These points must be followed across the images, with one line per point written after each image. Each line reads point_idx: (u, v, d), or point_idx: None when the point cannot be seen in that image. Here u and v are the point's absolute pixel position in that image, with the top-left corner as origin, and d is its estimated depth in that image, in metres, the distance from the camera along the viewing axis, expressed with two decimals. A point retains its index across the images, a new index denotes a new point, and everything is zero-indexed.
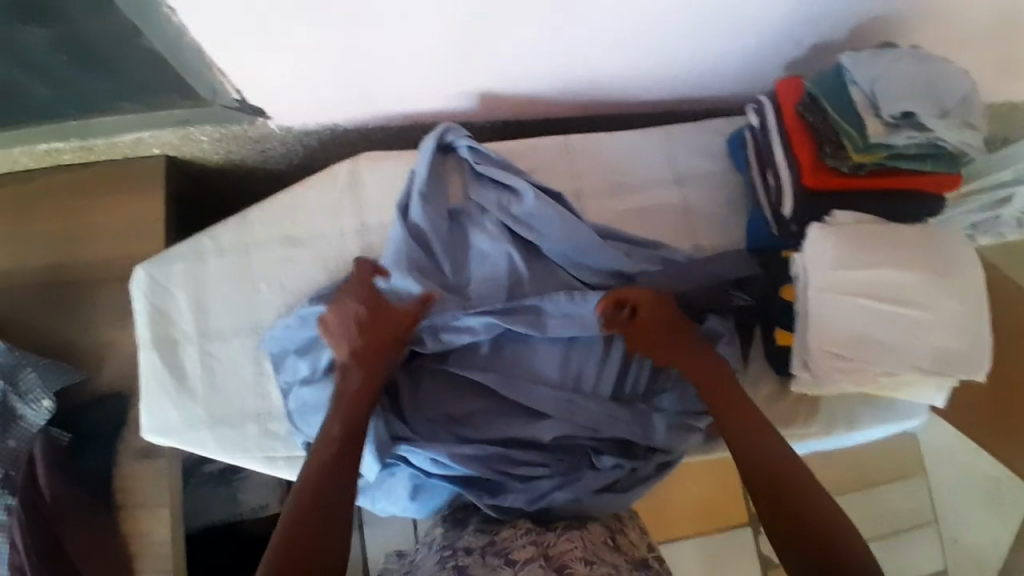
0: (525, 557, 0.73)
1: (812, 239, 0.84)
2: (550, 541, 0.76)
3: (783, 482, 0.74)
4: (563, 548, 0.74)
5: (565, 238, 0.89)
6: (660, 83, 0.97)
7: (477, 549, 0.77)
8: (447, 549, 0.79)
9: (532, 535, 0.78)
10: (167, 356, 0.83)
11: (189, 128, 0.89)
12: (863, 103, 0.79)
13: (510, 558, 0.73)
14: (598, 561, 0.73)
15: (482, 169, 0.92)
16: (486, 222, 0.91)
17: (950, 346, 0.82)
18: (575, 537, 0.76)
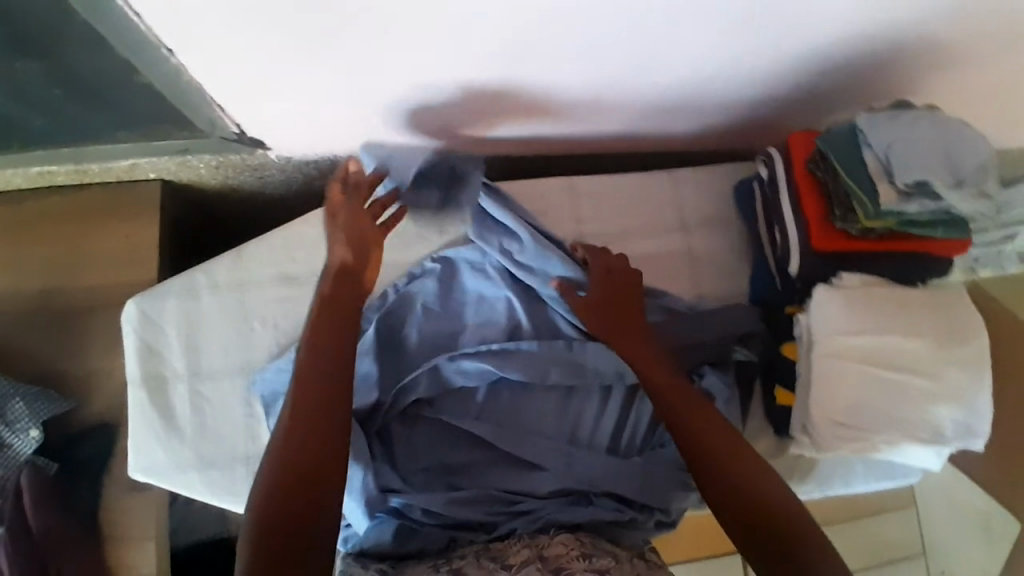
0: (521, 560, 0.73)
1: (819, 301, 0.80)
2: (543, 543, 0.76)
3: (747, 489, 0.70)
4: (558, 549, 0.74)
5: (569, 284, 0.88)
6: (663, 124, 0.96)
7: (472, 555, 0.77)
8: (444, 557, 0.78)
9: (526, 540, 0.78)
10: (159, 396, 0.84)
11: (187, 156, 0.92)
12: (875, 168, 0.76)
13: (506, 563, 0.73)
14: (597, 554, 0.73)
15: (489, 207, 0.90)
16: (487, 265, 0.90)
17: (947, 416, 0.80)
18: (569, 538, 0.76)
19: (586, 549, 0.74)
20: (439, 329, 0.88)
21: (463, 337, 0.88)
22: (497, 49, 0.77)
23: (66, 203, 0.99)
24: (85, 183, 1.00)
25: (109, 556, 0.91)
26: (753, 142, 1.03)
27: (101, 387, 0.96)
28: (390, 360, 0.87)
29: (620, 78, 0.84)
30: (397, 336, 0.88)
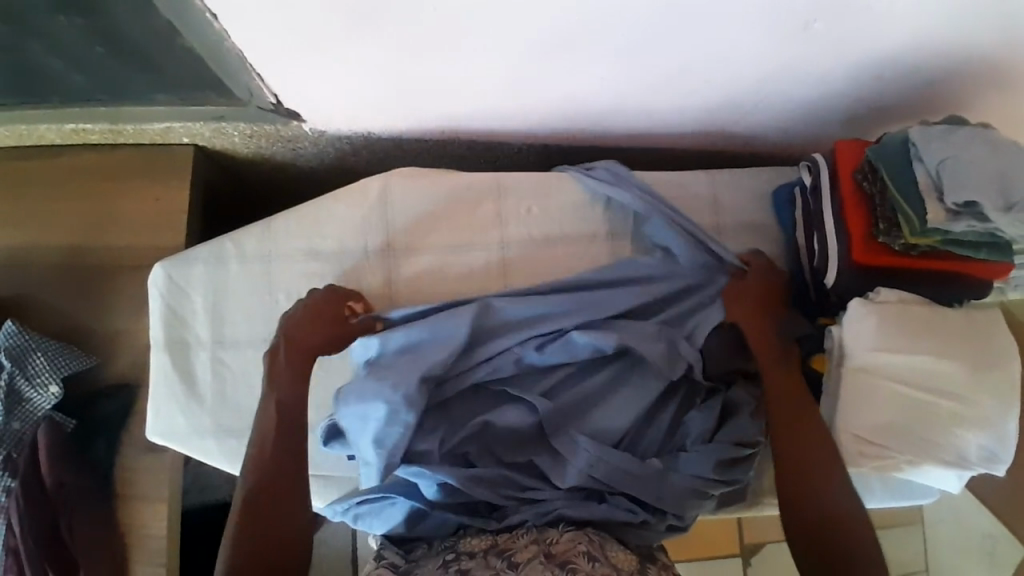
0: (527, 558, 0.72)
1: (853, 315, 0.79)
2: (551, 540, 0.76)
3: (810, 489, 0.75)
4: (565, 547, 0.74)
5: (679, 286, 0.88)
6: (704, 124, 0.94)
7: (479, 553, 0.75)
8: (449, 553, 0.76)
9: (533, 534, 0.77)
10: (182, 361, 0.84)
11: (222, 123, 0.92)
12: (925, 184, 0.74)
13: (512, 561, 0.72)
14: (602, 559, 0.73)
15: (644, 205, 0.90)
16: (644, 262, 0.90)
17: (975, 441, 0.78)
18: (577, 536, 0.76)
19: (593, 550, 0.74)
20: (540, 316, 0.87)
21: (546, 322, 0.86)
22: (544, 39, 0.76)
23: (100, 161, 1.00)
24: (119, 143, 1.00)
25: (123, 514, 0.92)
26: (794, 148, 1.01)
27: (124, 347, 0.96)
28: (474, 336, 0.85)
29: (666, 73, 0.83)
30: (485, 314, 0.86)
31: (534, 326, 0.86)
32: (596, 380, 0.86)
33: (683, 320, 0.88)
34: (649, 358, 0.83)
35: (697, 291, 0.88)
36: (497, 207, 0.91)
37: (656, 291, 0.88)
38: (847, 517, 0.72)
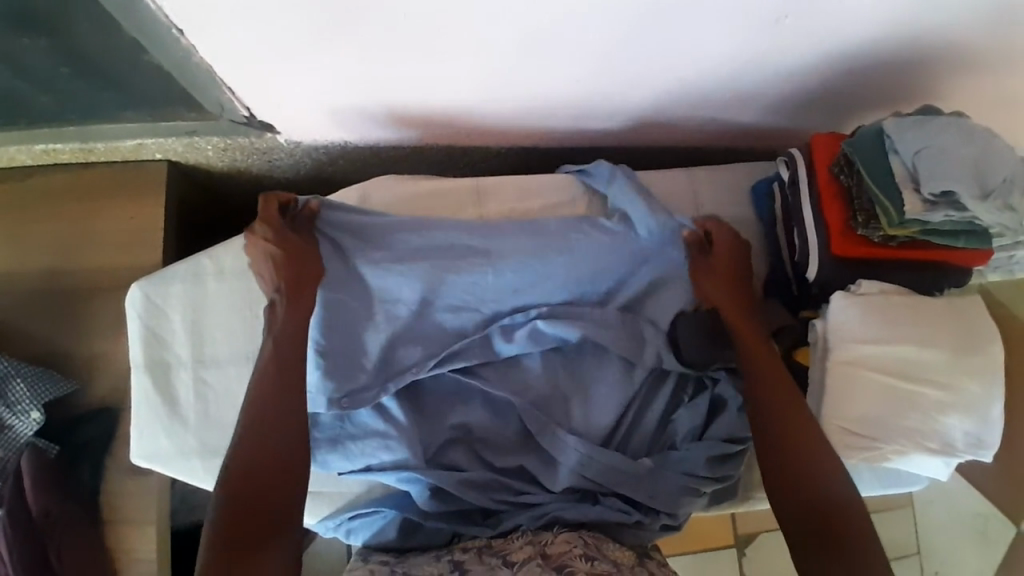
0: (523, 557, 0.74)
1: (836, 308, 0.79)
2: (547, 541, 0.77)
3: (796, 467, 0.73)
4: (561, 547, 0.75)
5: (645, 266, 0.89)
6: (681, 121, 0.94)
7: (475, 553, 0.77)
8: (442, 553, 0.79)
9: (528, 536, 0.79)
10: (163, 382, 0.83)
11: (194, 138, 0.91)
12: (902, 175, 0.74)
13: (509, 560, 0.74)
14: (599, 557, 0.74)
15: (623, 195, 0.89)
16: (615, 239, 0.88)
17: (960, 427, 0.79)
18: (573, 536, 0.78)
19: (589, 551, 0.75)
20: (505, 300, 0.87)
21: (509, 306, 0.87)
22: (519, 42, 0.75)
23: (72, 181, 0.98)
24: (90, 162, 0.98)
25: (111, 540, 0.91)
26: (772, 141, 1.01)
27: (104, 370, 0.95)
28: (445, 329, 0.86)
29: (640, 72, 0.83)
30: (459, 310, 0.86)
31: (491, 304, 0.86)
32: (576, 377, 0.87)
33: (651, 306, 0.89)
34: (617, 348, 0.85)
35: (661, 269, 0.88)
36: (478, 211, 0.91)
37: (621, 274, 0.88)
38: (837, 498, 0.70)
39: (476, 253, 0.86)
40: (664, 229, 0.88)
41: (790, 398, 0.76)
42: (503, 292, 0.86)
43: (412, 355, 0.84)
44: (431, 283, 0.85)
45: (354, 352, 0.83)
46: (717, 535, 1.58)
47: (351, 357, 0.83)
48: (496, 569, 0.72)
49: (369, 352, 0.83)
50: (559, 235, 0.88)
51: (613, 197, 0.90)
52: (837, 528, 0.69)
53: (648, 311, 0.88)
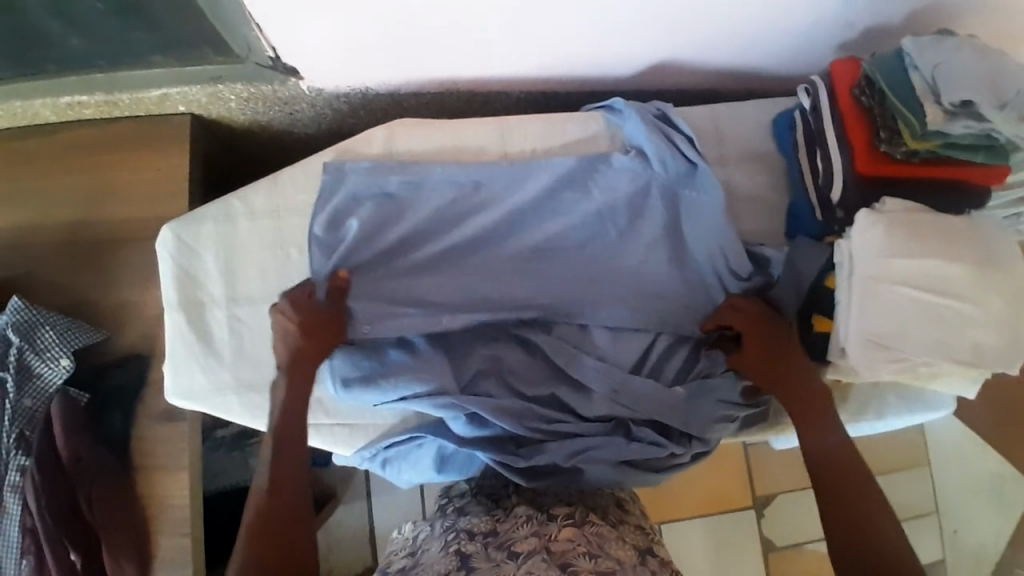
0: (527, 550, 0.71)
1: (862, 225, 0.80)
2: (551, 535, 0.73)
3: (841, 479, 0.76)
4: (564, 545, 0.71)
5: (664, 190, 0.89)
6: (698, 60, 0.96)
7: (478, 535, 0.75)
8: (450, 533, 0.77)
9: (533, 525, 0.75)
10: (197, 320, 0.83)
11: (219, 85, 0.92)
12: (922, 88, 0.76)
13: (512, 551, 0.71)
14: (602, 554, 0.71)
15: (635, 124, 0.90)
16: (618, 170, 0.89)
17: (989, 341, 0.79)
18: (577, 531, 0.74)
19: (592, 547, 0.71)
20: (532, 233, 0.89)
21: (533, 237, 0.89)
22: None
23: (95, 136, 0.99)
24: (113, 117, 0.99)
25: (144, 486, 0.91)
26: (787, 82, 1.03)
27: (133, 319, 0.95)
28: (473, 265, 0.88)
29: (658, 6, 0.84)
30: (487, 243, 0.88)
31: (518, 236, 0.89)
32: (604, 301, 0.88)
33: (675, 231, 0.89)
34: (642, 279, 0.89)
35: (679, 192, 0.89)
36: (500, 151, 0.92)
37: (641, 202, 0.89)
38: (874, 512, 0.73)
39: (488, 189, 0.89)
40: (681, 159, 0.89)
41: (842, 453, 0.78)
42: (527, 223, 0.89)
43: (440, 285, 0.86)
44: (454, 220, 0.88)
45: (389, 286, 0.84)
46: (732, 495, 1.58)
47: (387, 288, 0.84)
48: (501, 563, 0.69)
49: (405, 284, 0.85)
50: (576, 167, 0.89)
51: (629, 130, 0.91)
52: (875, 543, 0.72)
53: (677, 233, 0.89)
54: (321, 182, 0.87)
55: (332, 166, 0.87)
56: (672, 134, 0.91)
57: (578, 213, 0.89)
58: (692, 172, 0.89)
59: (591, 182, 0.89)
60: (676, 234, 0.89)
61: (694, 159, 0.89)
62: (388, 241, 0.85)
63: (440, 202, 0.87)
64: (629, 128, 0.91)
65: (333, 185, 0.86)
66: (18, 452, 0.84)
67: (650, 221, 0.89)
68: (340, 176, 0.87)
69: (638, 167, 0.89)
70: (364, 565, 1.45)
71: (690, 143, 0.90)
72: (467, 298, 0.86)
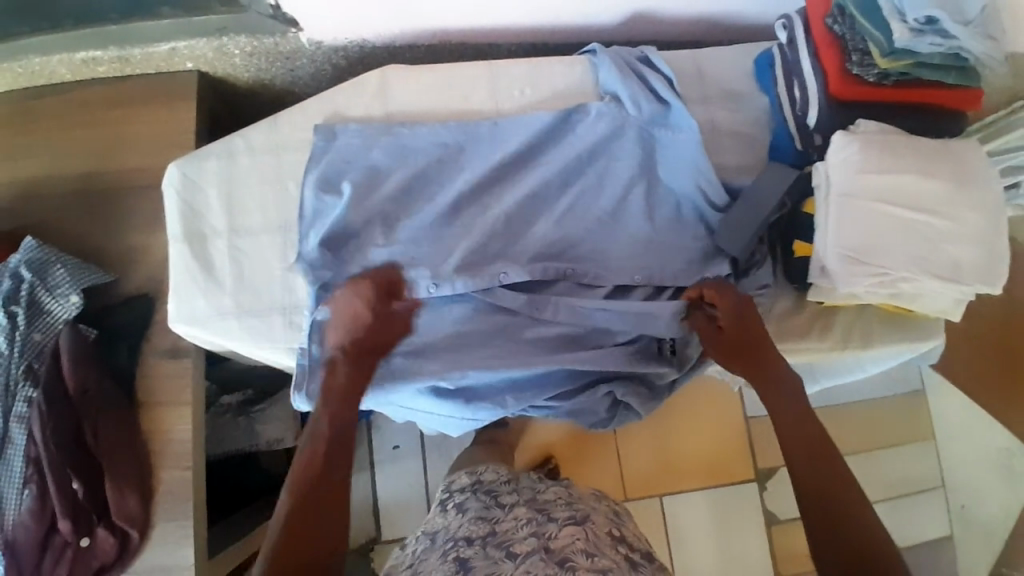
0: (526, 549, 0.85)
1: (836, 146, 0.83)
2: (550, 534, 0.88)
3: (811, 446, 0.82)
4: (564, 541, 0.86)
5: (640, 128, 0.92)
6: (681, 8, 1.00)
7: (478, 541, 0.89)
8: (449, 543, 0.91)
9: (533, 527, 0.90)
10: (199, 250, 0.87)
11: (224, 38, 0.97)
12: (889, 8, 0.78)
13: (510, 551, 0.85)
14: (599, 553, 0.85)
15: (614, 69, 0.93)
16: (594, 110, 0.93)
17: (968, 256, 0.81)
18: (576, 530, 0.89)
19: (588, 545, 0.86)
20: (517, 172, 0.93)
21: (521, 174, 0.92)
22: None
23: (107, 93, 1.04)
24: (126, 75, 1.04)
25: (146, 419, 0.95)
26: (768, 31, 1.07)
27: (141, 263, 0.99)
28: (464, 201, 0.91)
29: None
30: (478, 179, 0.91)
31: (505, 176, 0.92)
32: (590, 234, 0.91)
33: (654, 166, 0.93)
34: (628, 210, 0.92)
35: (659, 129, 0.93)
36: (490, 97, 0.96)
37: (620, 139, 0.93)
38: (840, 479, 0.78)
39: (475, 132, 0.93)
40: (654, 103, 0.92)
41: (814, 429, 0.83)
42: (514, 162, 0.92)
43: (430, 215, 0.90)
44: (444, 163, 0.92)
45: (386, 220, 0.89)
46: (735, 467, 1.58)
47: (386, 219, 0.89)
48: (500, 562, 0.83)
49: (402, 220, 0.89)
50: (553, 122, 0.92)
51: (603, 79, 0.95)
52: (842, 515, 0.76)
53: (655, 165, 0.93)
54: (311, 147, 0.90)
55: (316, 129, 0.90)
56: (645, 76, 0.94)
57: (558, 157, 0.92)
58: (665, 114, 0.93)
59: (569, 126, 0.93)
60: (649, 171, 0.93)
61: (664, 98, 0.93)
62: (387, 180, 0.90)
63: (428, 163, 0.91)
64: (604, 75, 0.94)
65: (324, 149, 0.90)
66: (25, 383, 0.88)
67: (626, 160, 0.92)
68: (329, 140, 0.90)
69: (612, 111, 0.92)
70: (368, 536, 1.45)
71: (664, 83, 0.94)
72: (457, 229, 0.90)
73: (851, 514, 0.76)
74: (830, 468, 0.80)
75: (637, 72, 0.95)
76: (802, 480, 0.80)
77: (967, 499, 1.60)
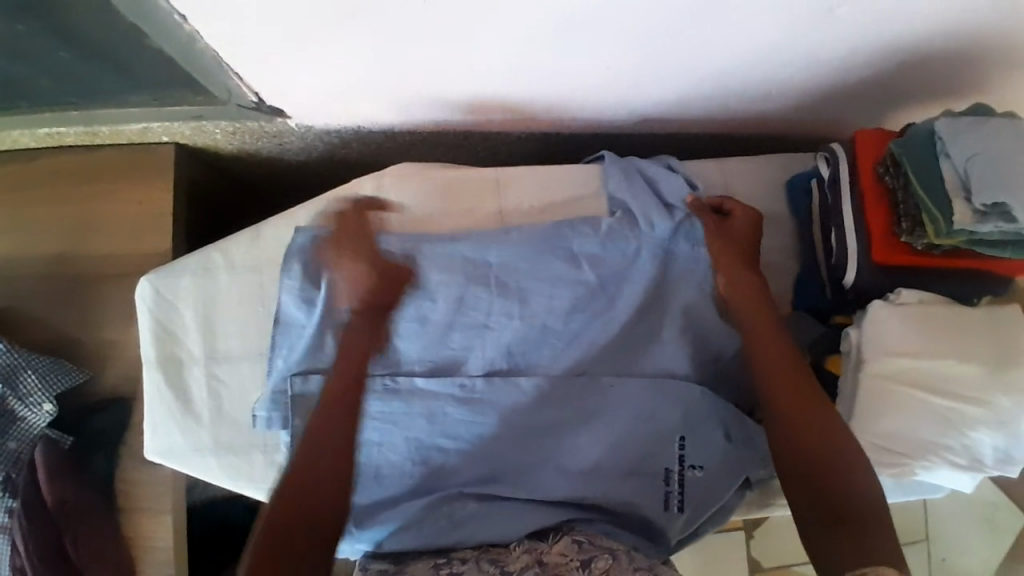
0: (520, 567, 0.72)
1: (872, 318, 0.77)
2: (541, 551, 0.75)
3: (805, 419, 0.70)
4: (558, 559, 0.74)
5: (654, 247, 0.85)
6: (710, 112, 0.90)
7: (472, 559, 0.75)
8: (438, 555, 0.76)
9: (525, 544, 0.77)
10: (174, 377, 0.81)
11: (201, 122, 0.87)
12: (952, 184, 0.69)
13: (506, 569, 0.72)
14: (596, 556, 0.73)
15: (631, 184, 0.87)
16: (602, 223, 0.85)
17: (997, 445, 0.76)
18: (568, 542, 0.76)
19: (584, 556, 0.73)
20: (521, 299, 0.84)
21: (524, 300, 0.84)
22: (550, 25, 0.70)
23: (78, 165, 0.94)
24: (96, 144, 0.95)
25: (127, 529, 0.91)
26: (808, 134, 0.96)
27: (118, 360, 0.93)
28: (462, 325, 0.84)
29: (668, 63, 0.78)
30: (481, 305, 0.84)
31: (507, 300, 0.84)
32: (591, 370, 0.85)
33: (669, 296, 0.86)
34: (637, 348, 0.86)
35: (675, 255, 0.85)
36: (495, 212, 0.88)
37: (633, 268, 0.85)
38: (834, 458, 0.67)
39: (476, 258, 0.85)
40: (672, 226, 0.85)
41: (824, 418, 0.70)
42: (518, 282, 0.85)
43: (423, 347, 0.84)
44: (447, 285, 0.83)
45: (382, 347, 0.83)
46: None
47: (376, 344, 0.82)
48: None
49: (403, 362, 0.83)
50: (563, 246, 0.85)
51: (618, 192, 0.87)
52: (837, 487, 0.66)
53: (670, 296, 0.86)
54: (288, 243, 0.82)
55: (297, 234, 0.82)
56: (666, 191, 0.87)
57: (567, 286, 0.85)
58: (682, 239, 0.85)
59: (582, 247, 0.85)
60: (659, 301, 0.86)
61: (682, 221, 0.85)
62: (384, 302, 0.83)
63: (427, 282, 0.84)
64: (611, 187, 0.87)
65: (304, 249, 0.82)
66: (4, 494, 0.86)
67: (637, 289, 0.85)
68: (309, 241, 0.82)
69: (626, 236, 0.85)
70: None
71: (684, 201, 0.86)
72: (449, 361, 0.84)
73: (849, 491, 0.65)
74: (821, 438, 0.69)
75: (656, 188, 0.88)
76: (790, 458, 0.69)
77: (948, 552, 1.57)
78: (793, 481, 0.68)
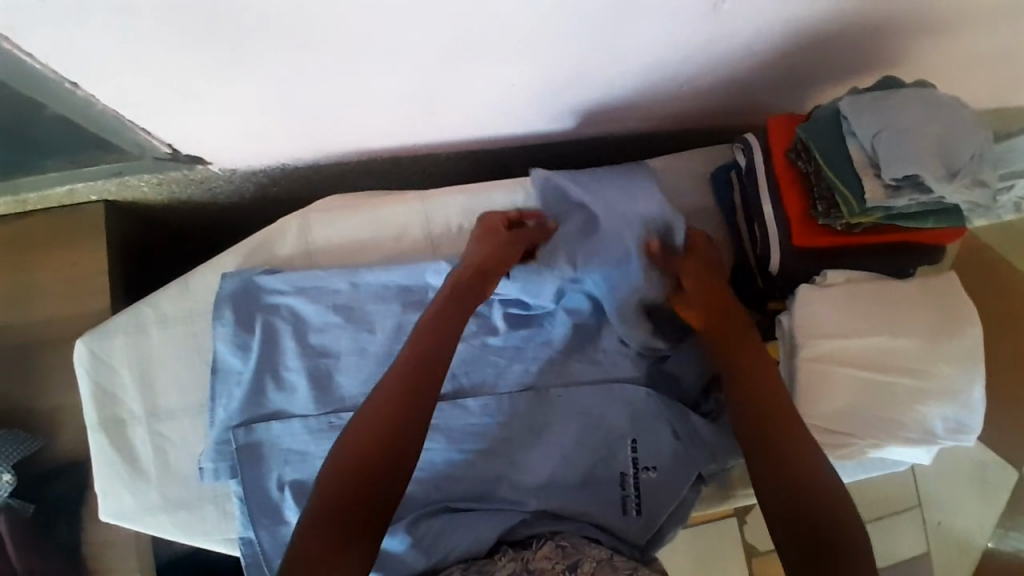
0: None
1: (799, 302, 0.77)
2: (526, 557, 0.72)
3: (778, 418, 0.70)
4: (543, 564, 0.70)
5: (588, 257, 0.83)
6: (630, 113, 0.90)
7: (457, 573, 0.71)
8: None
9: (510, 552, 0.73)
10: (117, 438, 0.82)
11: (124, 178, 0.87)
12: (861, 162, 0.69)
13: None
14: (581, 561, 0.70)
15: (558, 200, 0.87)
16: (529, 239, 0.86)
17: (946, 415, 0.76)
18: (553, 547, 0.73)
19: (570, 561, 0.70)
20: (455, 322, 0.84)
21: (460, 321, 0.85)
22: (450, 45, 0.69)
23: (12, 234, 0.94)
24: (28, 211, 0.95)
25: None
26: (733, 122, 0.96)
27: (70, 423, 0.93)
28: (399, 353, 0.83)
29: (576, 70, 0.78)
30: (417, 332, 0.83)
31: None
32: (538, 383, 0.85)
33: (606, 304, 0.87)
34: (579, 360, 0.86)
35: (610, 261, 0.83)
36: (425, 236, 0.88)
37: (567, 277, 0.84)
38: (807, 458, 0.67)
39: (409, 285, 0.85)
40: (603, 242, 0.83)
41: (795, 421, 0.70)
42: None
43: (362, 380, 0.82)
44: (383, 315, 0.84)
45: (323, 386, 0.82)
46: None
47: (318, 382, 0.82)
48: None
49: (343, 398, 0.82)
50: None
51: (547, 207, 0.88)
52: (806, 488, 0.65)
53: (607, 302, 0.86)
54: (218, 291, 0.83)
55: (227, 281, 0.83)
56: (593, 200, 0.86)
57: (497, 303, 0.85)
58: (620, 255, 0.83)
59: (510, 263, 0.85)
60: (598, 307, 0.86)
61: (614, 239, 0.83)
62: (321, 338, 0.83)
63: (361, 313, 0.84)
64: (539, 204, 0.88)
65: (236, 296, 0.83)
66: None
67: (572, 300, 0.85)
68: (238, 286, 0.83)
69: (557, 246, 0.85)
70: None
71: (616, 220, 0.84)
72: None
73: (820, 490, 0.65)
74: (796, 440, 0.68)
75: (598, 197, 0.85)
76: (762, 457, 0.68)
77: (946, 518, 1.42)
78: (766, 477, 0.67)
